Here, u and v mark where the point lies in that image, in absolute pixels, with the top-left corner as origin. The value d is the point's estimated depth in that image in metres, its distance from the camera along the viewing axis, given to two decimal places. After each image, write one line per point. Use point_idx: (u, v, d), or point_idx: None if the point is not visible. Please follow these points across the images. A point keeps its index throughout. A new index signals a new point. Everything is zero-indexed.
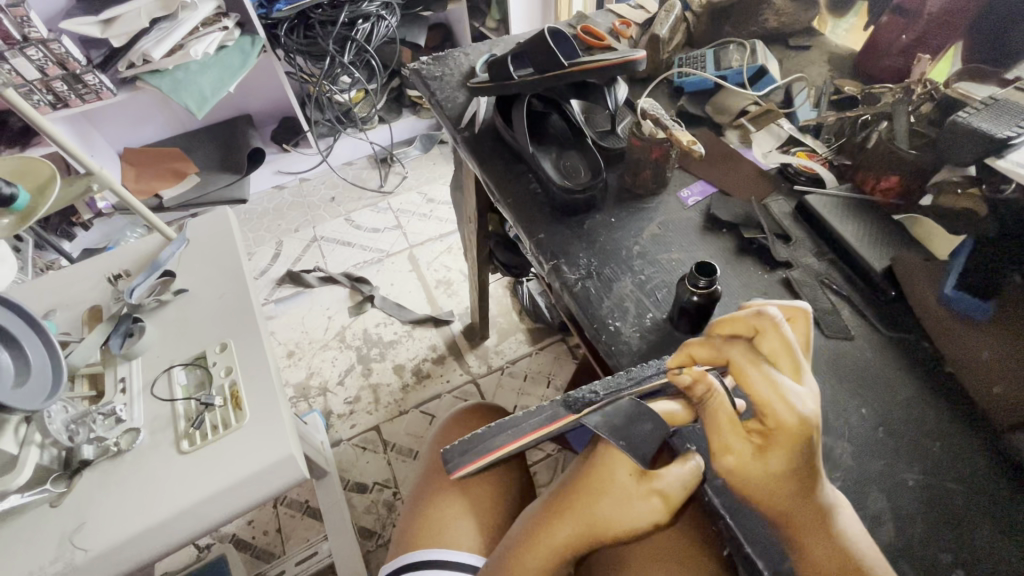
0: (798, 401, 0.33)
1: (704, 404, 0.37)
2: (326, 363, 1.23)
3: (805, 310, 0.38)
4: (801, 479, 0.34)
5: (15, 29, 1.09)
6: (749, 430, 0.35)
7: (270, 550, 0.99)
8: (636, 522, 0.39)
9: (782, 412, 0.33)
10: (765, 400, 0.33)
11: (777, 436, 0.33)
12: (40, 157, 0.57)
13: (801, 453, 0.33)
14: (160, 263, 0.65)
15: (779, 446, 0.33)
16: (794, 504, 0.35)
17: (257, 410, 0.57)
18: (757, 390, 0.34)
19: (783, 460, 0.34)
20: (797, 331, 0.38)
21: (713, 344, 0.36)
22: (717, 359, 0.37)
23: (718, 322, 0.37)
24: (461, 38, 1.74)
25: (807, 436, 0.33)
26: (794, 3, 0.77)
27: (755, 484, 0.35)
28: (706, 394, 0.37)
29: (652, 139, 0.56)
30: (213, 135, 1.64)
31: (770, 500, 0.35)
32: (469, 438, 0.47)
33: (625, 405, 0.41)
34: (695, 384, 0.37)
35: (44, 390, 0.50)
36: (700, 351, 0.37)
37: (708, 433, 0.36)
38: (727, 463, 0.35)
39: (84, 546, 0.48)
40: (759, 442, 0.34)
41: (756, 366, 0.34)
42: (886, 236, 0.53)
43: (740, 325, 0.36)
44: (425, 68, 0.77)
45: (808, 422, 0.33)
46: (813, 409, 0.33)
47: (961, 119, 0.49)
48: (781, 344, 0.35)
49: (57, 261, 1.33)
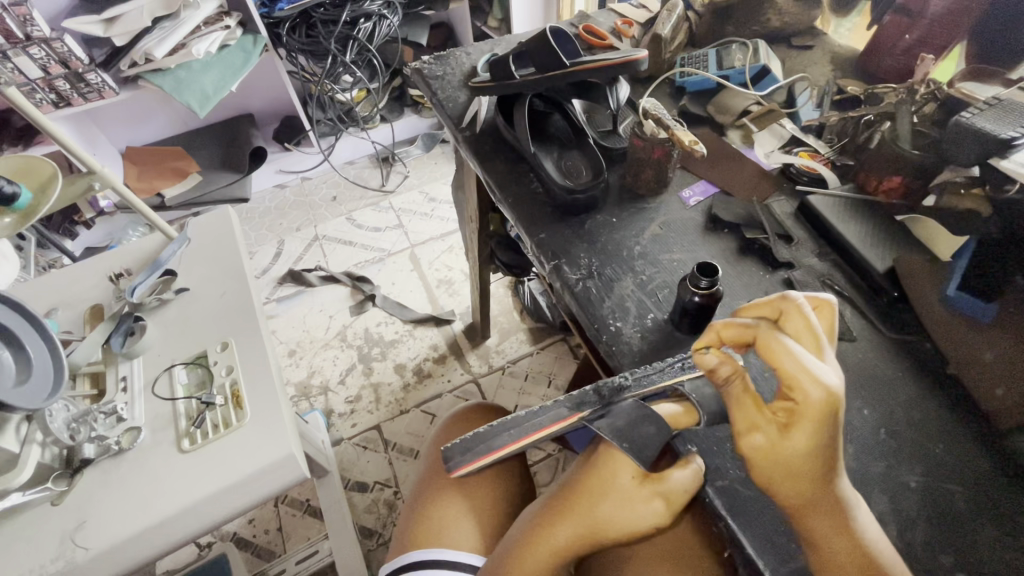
0: (824, 374, 0.32)
1: (730, 384, 0.37)
2: (327, 362, 1.23)
3: (831, 301, 0.37)
4: (826, 463, 0.33)
5: (18, 28, 1.09)
6: (773, 409, 0.34)
7: (271, 548, 0.99)
8: (637, 524, 0.39)
9: (807, 386, 0.32)
10: (791, 375, 0.33)
11: (802, 411, 0.32)
12: (43, 157, 0.57)
13: (828, 433, 0.32)
14: (161, 263, 0.65)
15: (803, 423, 0.32)
16: (818, 491, 0.34)
17: (258, 409, 0.57)
18: (782, 363, 0.33)
19: (808, 438, 0.32)
20: (825, 319, 0.37)
21: (741, 323, 0.37)
22: (743, 339, 0.36)
23: (745, 308, 0.38)
24: (463, 38, 1.74)
25: (833, 412, 0.32)
26: (797, 3, 0.77)
27: (781, 467, 0.34)
28: (734, 374, 0.37)
29: (655, 139, 0.56)
30: (214, 134, 1.64)
31: (795, 485, 0.34)
32: (470, 437, 0.47)
33: (627, 407, 0.41)
34: (722, 365, 0.38)
35: (45, 388, 0.50)
36: (727, 332, 0.37)
37: (732, 413, 0.36)
38: (755, 442, 0.34)
39: (84, 545, 0.48)
40: (783, 421, 0.33)
41: (779, 340, 0.34)
42: (888, 238, 0.53)
43: (764, 309, 0.37)
44: (426, 68, 0.77)
45: (835, 396, 0.32)
46: (840, 384, 0.32)
47: (965, 119, 0.49)
48: (805, 323, 0.35)
49: (60, 259, 1.33)
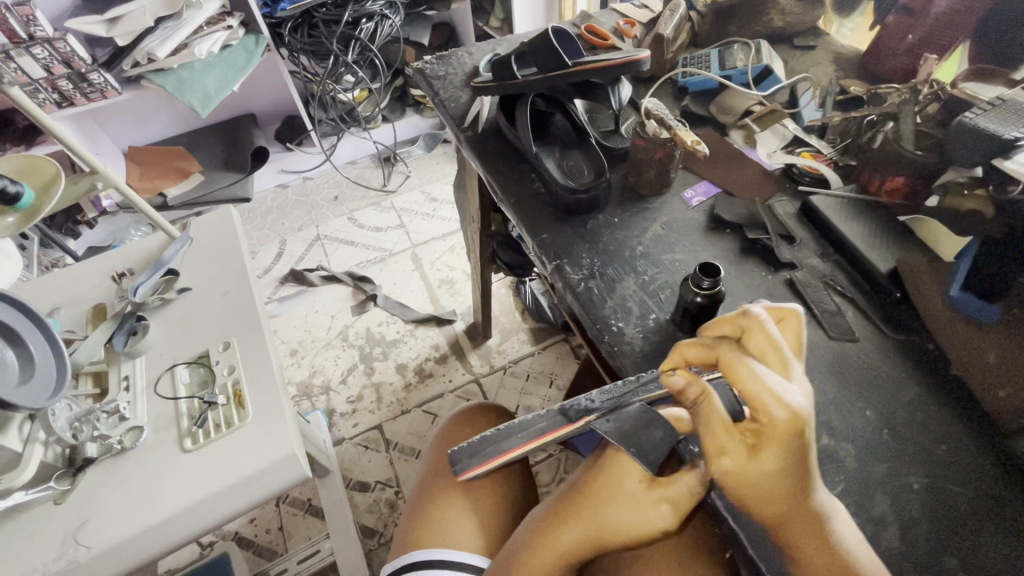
0: (789, 395, 0.32)
1: (698, 406, 0.37)
2: (329, 362, 1.23)
3: (796, 313, 0.38)
4: (797, 479, 0.33)
5: (21, 28, 1.10)
6: (741, 430, 0.34)
7: (272, 548, 0.99)
8: (644, 529, 0.39)
9: (772, 407, 0.32)
10: (755, 395, 0.33)
11: (768, 433, 0.33)
12: (46, 156, 0.57)
13: (795, 452, 0.33)
14: (164, 262, 0.65)
15: (772, 444, 0.33)
16: (791, 507, 0.34)
17: (260, 407, 0.57)
18: (745, 383, 0.33)
19: (776, 458, 0.33)
20: (790, 332, 0.38)
21: (702, 343, 0.37)
22: (708, 359, 0.37)
23: (708, 326, 0.38)
24: (465, 38, 1.74)
25: (799, 432, 0.32)
26: (799, 4, 0.77)
27: (752, 487, 0.34)
28: (701, 396, 0.36)
29: (656, 139, 0.56)
30: (217, 134, 1.64)
31: (769, 503, 0.34)
32: (479, 440, 0.47)
33: (634, 412, 0.42)
34: (689, 386, 0.37)
35: (48, 387, 0.50)
36: (692, 353, 0.37)
37: (701, 435, 0.36)
38: (724, 464, 0.34)
39: (87, 544, 0.48)
40: (752, 442, 0.33)
41: (742, 359, 0.34)
42: (891, 239, 0.53)
43: (727, 326, 0.37)
44: (428, 67, 0.77)
45: (800, 416, 0.32)
46: (803, 403, 0.33)
47: (968, 119, 0.49)
48: (768, 340, 0.35)
49: (63, 259, 1.33)
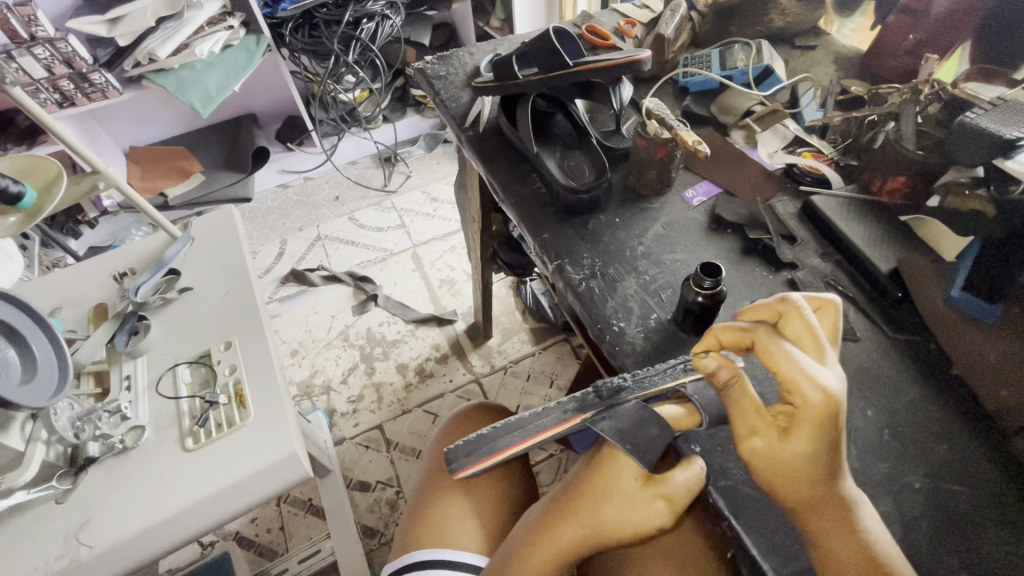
0: (822, 377, 0.33)
1: (730, 388, 0.37)
2: (330, 362, 1.24)
3: (834, 302, 0.38)
4: (826, 465, 0.33)
5: (22, 28, 1.10)
6: (774, 412, 0.35)
7: (273, 547, 0.99)
8: (640, 526, 0.39)
9: (807, 388, 0.33)
10: (790, 377, 0.33)
11: (801, 415, 0.33)
12: (48, 156, 0.57)
13: (827, 436, 0.33)
14: (165, 262, 0.65)
15: (803, 426, 0.33)
16: (820, 491, 0.34)
17: (262, 408, 0.57)
18: (781, 367, 0.34)
19: (808, 441, 0.33)
20: (827, 321, 0.38)
21: (739, 327, 0.38)
22: (744, 343, 0.37)
23: (745, 311, 0.39)
24: (466, 38, 1.74)
25: (833, 416, 0.32)
26: (800, 4, 0.77)
27: (782, 470, 0.34)
28: (732, 378, 0.37)
29: (657, 139, 0.56)
30: (218, 134, 1.64)
31: (797, 487, 0.34)
32: (474, 438, 0.46)
33: (630, 409, 0.42)
34: (721, 369, 0.38)
35: (50, 387, 0.50)
36: (727, 336, 0.38)
37: (733, 416, 0.36)
38: (754, 445, 0.34)
39: (89, 543, 0.49)
40: (783, 425, 0.34)
41: (778, 343, 0.35)
42: (891, 239, 0.53)
43: (764, 312, 0.38)
44: (430, 68, 0.77)
45: (834, 398, 0.32)
46: (839, 386, 0.32)
47: (969, 119, 0.48)
48: (805, 326, 0.35)
49: (64, 259, 1.33)
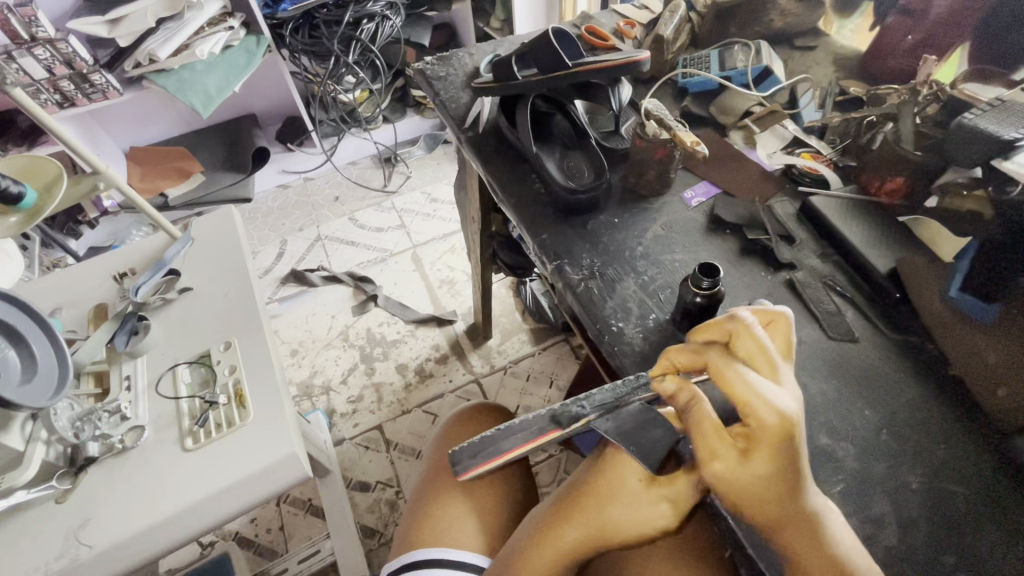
0: (778, 399, 0.33)
1: (689, 409, 0.37)
2: (330, 362, 1.24)
3: (784, 316, 0.38)
4: (787, 483, 0.33)
5: (23, 29, 1.10)
6: (733, 434, 0.34)
7: (273, 547, 0.99)
8: (645, 527, 0.39)
9: (761, 410, 0.33)
10: (744, 398, 0.34)
11: (758, 436, 0.33)
12: (48, 157, 0.57)
13: (786, 456, 0.33)
14: (166, 262, 0.65)
15: (761, 448, 0.33)
16: (786, 510, 0.34)
17: (261, 408, 0.57)
18: (735, 389, 0.34)
19: (768, 461, 0.33)
20: (779, 334, 0.38)
21: (690, 349, 0.38)
22: (697, 364, 0.38)
23: (696, 330, 0.39)
24: (466, 38, 1.74)
25: (789, 436, 0.32)
26: (799, 5, 0.77)
27: (745, 492, 0.33)
28: (691, 400, 0.38)
29: (657, 139, 0.56)
30: (218, 134, 1.64)
31: (762, 507, 0.34)
32: (480, 439, 0.47)
33: (634, 411, 0.42)
34: (680, 392, 0.38)
35: (50, 387, 0.50)
36: (680, 359, 0.39)
37: (693, 440, 0.36)
38: (716, 470, 0.34)
39: (89, 543, 0.49)
40: (743, 446, 0.33)
41: (730, 365, 0.35)
42: (890, 239, 0.53)
43: (715, 331, 0.38)
44: (429, 68, 0.77)
45: (786, 419, 0.32)
46: (795, 408, 0.33)
47: (968, 121, 0.49)
48: (755, 344, 0.36)
49: (64, 259, 1.33)
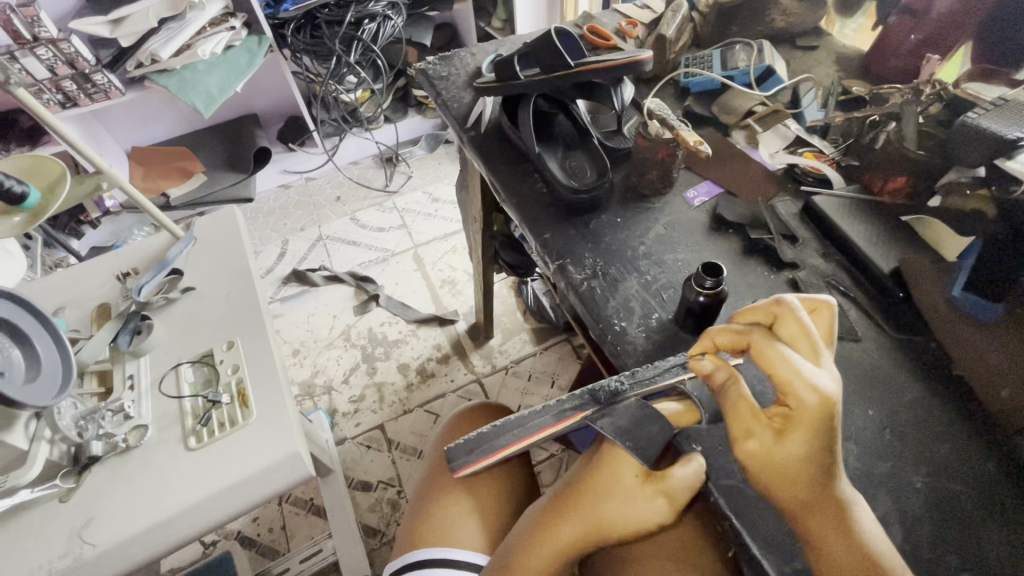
0: (819, 381, 0.33)
1: (727, 389, 0.38)
2: (331, 362, 1.24)
3: (829, 303, 0.38)
4: (822, 467, 0.34)
5: (26, 29, 1.10)
6: (769, 414, 0.35)
7: (275, 546, 0.99)
8: (639, 522, 0.39)
9: (802, 391, 0.33)
10: (786, 379, 0.34)
11: (796, 417, 0.33)
12: (51, 156, 0.58)
13: (822, 438, 0.33)
14: (168, 262, 0.66)
15: (799, 428, 0.33)
16: (816, 495, 0.34)
17: (264, 408, 0.57)
18: (778, 370, 0.34)
19: (803, 443, 0.33)
20: (822, 322, 0.38)
21: (733, 330, 0.38)
22: (738, 345, 0.38)
23: (739, 314, 0.39)
24: (467, 38, 1.74)
25: (828, 417, 0.33)
26: (801, 4, 0.77)
27: (777, 472, 0.34)
28: (729, 379, 0.38)
29: (659, 139, 0.56)
30: (220, 134, 1.64)
31: (793, 489, 0.34)
32: (474, 437, 0.47)
33: (629, 407, 0.41)
34: (718, 371, 0.39)
35: (54, 386, 0.50)
36: (721, 339, 0.39)
37: (728, 418, 0.37)
38: (749, 448, 0.35)
39: (92, 542, 0.49)
40: (778, 426, 0.34)
41: (773, 346, 0.35)
42: (894, 238, 0.53)
43: (759, 314, 0.38)
44: (431, 68, 0.78)
45: (828, 401, 0.33)
46: (835, 389, 0.33)
47: (971, 119, 0.49)
48: (799, 326, 0.36)
49: (66, 258, 1.33)
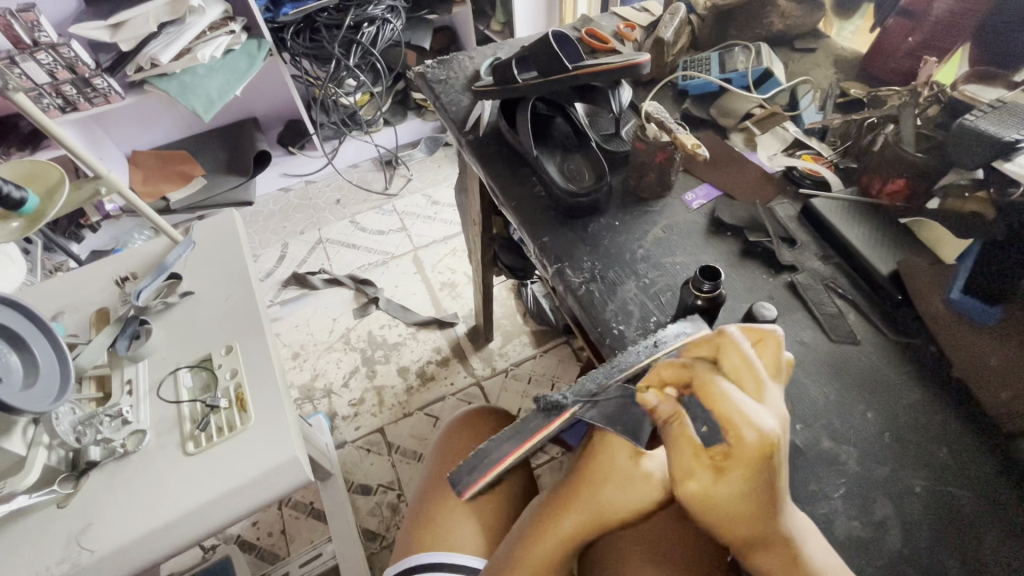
0: (760, 418, 0.32)
1: (669, 427, 0.36)
2: (331, 365, 1.24)
3: (774, 333, 0.36)
4: (765, 503, 0.33)
5: (26, 34, 1.10)
6: (709, 453, 0.33)
7: (275, 551, 0.99)
8: (638, 501, 0.39)
9: (742, 428, 0.32)
10: (726, 414, 0.33)
11: (736, 455, 0.32)
12: (50, 161, 0.57)
13: (764, 473, 0.32)
14: (165, 267, 0.65)
15: (737, 467, 0.32)
16: (761, 531, 0.33)
17: (262, 412, 0.57)
18: (719, 405, 0.33)
19: (742, 480, 0.32)
20: (768, 354, 0.36)
21: (678, 363, 0.37)
22: (681, 379, 0.37)
23: (687, 347, 0.38)
24: (467, 41, 1.76)
25: (767, 457, 0.31)
26: (799, 7, 0.77)
27: (720, 508, 0.33)
28: (673, 416, 0.36)
29: (656, 143, 0.56)
30: (220, 138, 1.65)
31: (736, 525, 0.33)
32: (474, 455, 0.45)
33: (614, 393, 0.42)
34: (662, 405, 0.36)
35: (53, 391, 0.50)
36: (667, 373, 0.37)
37: (673, 457, 0.35)
38: (690, 486, 0.34)
39: (90, 547, 0.48)
40: (718, 464, 0.33)
41: (715, 380, 0.34)
42: (894, 242, 0.53)
43: (703, 346, 0.37)
44: (430, 72, 0.78)
45: (771, 439, 0.31)
46: (776, 428, 0.32)
47: (968, 122, 0.49)
48: (742, 360, 0.35)
49: (66, 262, 1.33)
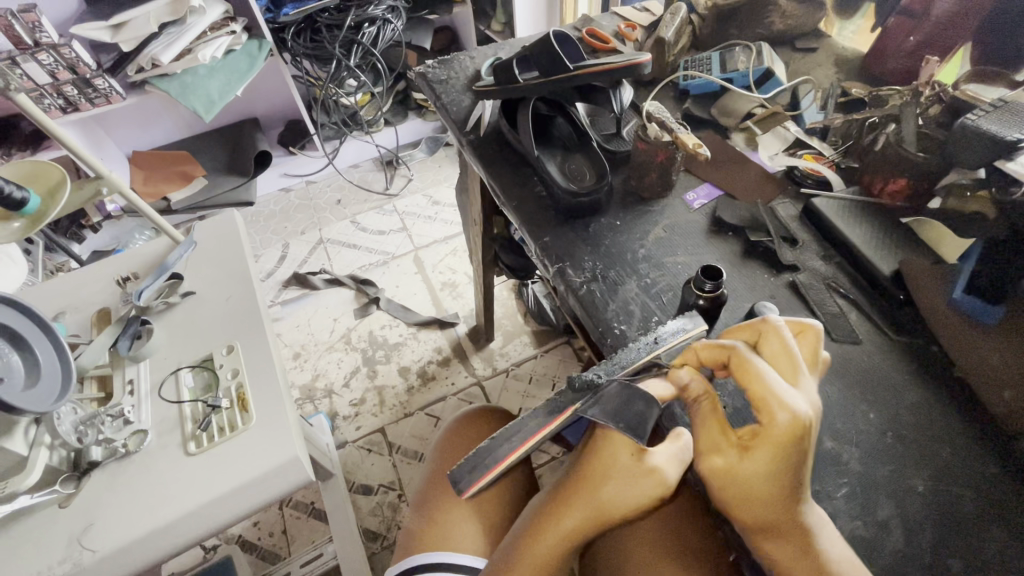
0: (795, 400, 0.33)
1: (699, 404, 0.38)
2: (332, 365, 1.24)
3: (816, 327, 0.37)
4: (785, 489, 0.33)
5: (27, 34, 1.10)
6: (739, 432, 0.35)
7: (276, 550, 0.99)
8: (639, 497, 0.39)
9: (775, 408, 0.33)
10: (761, 394, 0.34)
11: (764, 434, 0.33)
12: (50, 161, 0.57)
13: (791, 457, 0.33)
14: (166, 266, 0.65)
15: (764, 447, 0.33)
16: (779, 516, 0.34)
17: (263, 412, 0.57)
18: (754, 384, 0.34)
19: (768, 461, 0.33)
20: (807, 345, 0.38)
21: (716, 344, 0.38)
22: (719, 360, 0.38)
23: (727, 331, 0.40)
24: (467, 41, 1.76)
25: (797, 440, 0.32)
26: (800, 6, 0.77)
27: (742, 488, 0.34)
28: (704, 394, 0.38)
29: (657, 142, 0.56)
30: (221, 138, 1.65)
31: (755, 507, 0.34)
32: (474, 453, 0.45)
33: (615, 389, 0.41)
34: (694, 382, 0.39)
35: (54, 391, 0.50)
36: (704, 353, 0.39)
37: (701, 434, 0.37)
38: (714, 463, 0.35)
39: (91, 547, 0.48)
40: (746, 443, 0.34)
41: (753, 359, 0.35)
42: (895, 242, 0.53)
43: (745, 332, 0.38)
44: (430, 72, 0.78)
45: (803, 421, 0.32)
46: (809, 411, 0.32)
47: (970, 122, 0.49)
48: (782, 346, 0.36)
49: (67, 263, 1.33)
